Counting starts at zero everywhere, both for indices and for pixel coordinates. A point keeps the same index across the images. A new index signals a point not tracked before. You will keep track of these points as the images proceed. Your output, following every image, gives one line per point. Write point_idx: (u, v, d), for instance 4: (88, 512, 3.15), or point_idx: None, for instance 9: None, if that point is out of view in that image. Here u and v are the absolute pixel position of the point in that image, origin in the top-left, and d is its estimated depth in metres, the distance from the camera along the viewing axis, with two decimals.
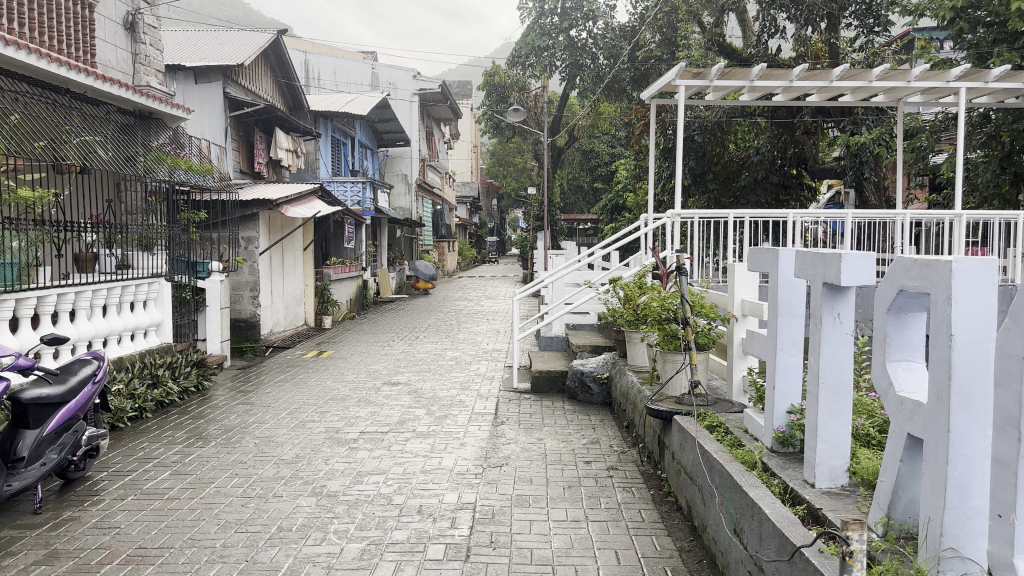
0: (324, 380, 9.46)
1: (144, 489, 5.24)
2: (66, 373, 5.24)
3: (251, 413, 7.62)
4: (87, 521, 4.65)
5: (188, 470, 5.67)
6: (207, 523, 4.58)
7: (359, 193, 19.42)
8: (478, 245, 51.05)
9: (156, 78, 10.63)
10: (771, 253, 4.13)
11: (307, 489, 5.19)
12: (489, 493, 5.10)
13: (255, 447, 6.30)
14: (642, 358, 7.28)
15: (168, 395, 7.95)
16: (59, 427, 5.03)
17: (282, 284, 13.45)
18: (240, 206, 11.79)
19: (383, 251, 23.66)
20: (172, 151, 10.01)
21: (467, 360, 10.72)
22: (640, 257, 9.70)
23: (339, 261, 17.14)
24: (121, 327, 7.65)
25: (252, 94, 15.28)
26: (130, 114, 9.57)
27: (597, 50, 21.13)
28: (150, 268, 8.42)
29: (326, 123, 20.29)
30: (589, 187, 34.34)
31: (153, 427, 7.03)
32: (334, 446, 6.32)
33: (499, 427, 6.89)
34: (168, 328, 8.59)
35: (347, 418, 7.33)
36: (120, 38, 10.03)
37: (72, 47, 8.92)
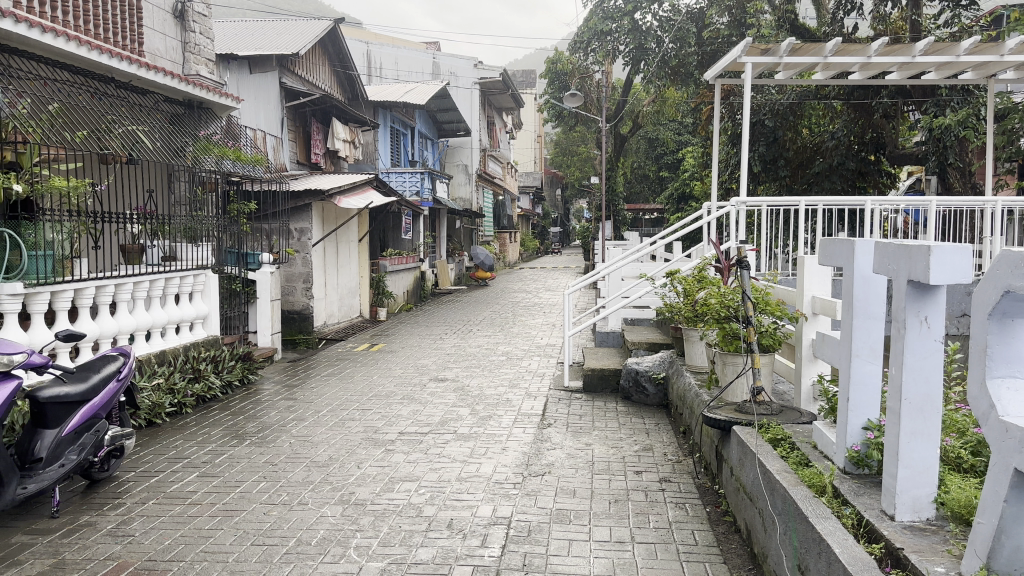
0: (371, 374, 9.21)
1: (168, 492, 5.01)
2: (88, 371, 5.03)
3: (293, 410, 7.39)
4: (102, 528, 4.42)
5: (216, 472, 5.43)
6: (225, 533, 4.30)
7: (417, 184, 19.26)
8: (541, 236, 50.75)
9: (206, 67, 10.48)
10: (845, 245, 3.58)
11: (335, 496, 4.88)
12: (526, 506, 4.68)
13: (290, 448, 6.03)
14: (701, 358, 6.75)
15: (210, 389, 7.76)
16: (80, 426, 4.81)
17: (336, 275, 13.32)
18: (291, 196, 11.70)
19: (442, 242, 23.46)
20: (223, 141, 9.82)
21: (519, 355, 10.33)
22: (702, 248, 9.10)
23: (394, 253, 17.01)
24: (165, 319, 7.52)
25: (309, 85, 15.16)
26: (179, 104, 9.41)
27: (662, 33, 20.26)
28: (197, 260, 8.26)
29: (385, 114, 20.16)
30: (655, 177, 33.55)
31: (192, 423, 6.85)
32: (371, 447, 6.01)
33: (545, 430, 6.47)
34: (214, 320, 8.48)
35: (388, 417, 7.02)
36: (170, 26, 9.89)
37: (115, 34, 8.73)
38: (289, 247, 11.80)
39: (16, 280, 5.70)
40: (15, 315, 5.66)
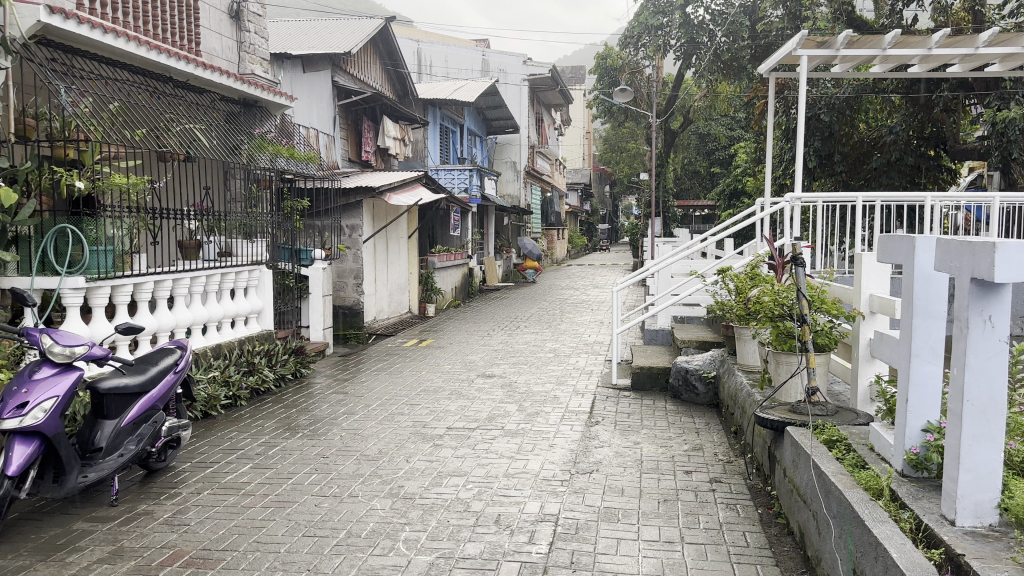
0: (419, 370, 9.27)
1: (223, 482, 5.13)
2: (147, 363, 5.18)
3: (343, 403, 7.49)
4: (159, 517, 4.54)
5: (269, 464, 5.53)
6: (277, 524, 4.38)
7: (466, 180, 19.32)
8: (589, 233, 50.53)
9: (261, 66, 10.68)
10: (903, 241, 3.47)
11: (384, 489, 4.92)
12: (574, 504, 4.66)
13: (341, 441, 6.11)
14: (753, 357, 6.63)
15: (264, 382, 7.91)
16: (138, 417, 4.96)
17: (385, 271, 13.46)
18: (342, 194, 11.84)
19: (490, 239, 23.53)
20: (277, 139, 10.00)
21: (567, 352, 10.29)
22: (754, 246, 8.95)
23: (442, 250, 17.13)
24: (221, 314, 7.69)
25: (360, 83, 15.33)
26: (235, 103, 9.59)
27: (714, 27, 19.96)
28: (251, 256, 8.45)
29: (434, 111, 20.28)
30: (706, 173, 33.08)
31: (246, 416, 7.00)
32: (419, 441, 6.06)
33: (593, 428, 6.43)
34: (269, 315, 8.64)
35: (436, 412, 7.06)
36: (226, 26, 10.09)
37: (173, 35, 8.94)
38: (340, 244, 11.97)
39: (78, 274, 5.88)
40: (77, 309, 5.85)
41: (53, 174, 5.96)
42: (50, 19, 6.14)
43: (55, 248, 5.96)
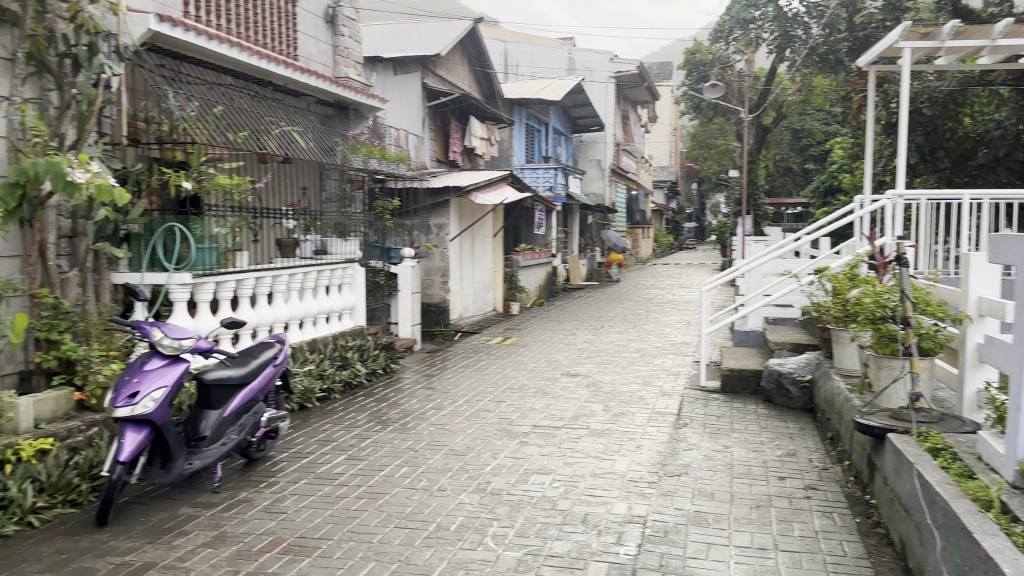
0: (505, 367, 9.34)
1: (318, 473, 5.30)
2: (248, 356, 5.43)
3: (431, 399, 7.62)
4: (258, 504, 4.73)
5: (362, 456, 5.69)
6: (369, 515, 4.49)
7: (551, 179, 19.32)
8: (675, 232, 49.77)
9: (355, 69, 10.98)
10: (1017, 240, 3.27)
11: (472, 484, 4.99)
12: (662, 506, 4.60)
13: (429, 436, 6.22)
14: (852, 361, 6.41)
15: (355, 376, 8.13)
16: (240, 408, 5.17)
17: (471, 269, 13.61)
18: (430, 193, 12.03)
19: (574, 238, 23.50)
20: (369, 141, 10.25)
21: (654, 353, 10.17)
22: (852, 245, 8.62)
23: (527, 248, 17.22)
24: (316, 310, 7.94)
25: (449, 84, 15.55)
26: (330, 105, 9.87)
27: (809, 19, 19.36)
28: (345, 254, 8.81)
29: (520, 111, 20.38)
30: (799, 170, 32.09)
31: (339, 409, 7.21)
32: (506, 438, 6.10)
33: (681, 430, 6.34)
34: (361, 311, 8.87)
35: (522, 410, 7.10)
36: (322, 31, 10.40)
37: (274, 40, 9.28)
38: (428, 242, 12.18)
39: (185, 270, 6.22)
40: (183, 303, 6.22)
41: (161, 175, 6.25)
42: (159, 27, 6.42)
43: (164, 246, 6.25)
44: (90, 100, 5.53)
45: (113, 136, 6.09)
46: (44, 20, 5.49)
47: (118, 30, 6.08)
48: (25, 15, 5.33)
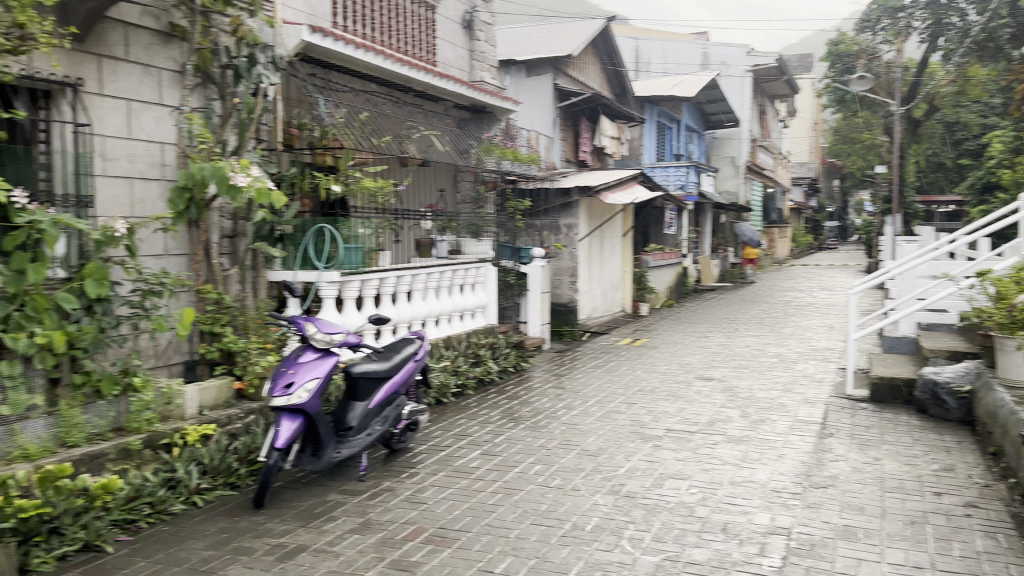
0: (636, 369, 9.23)
1: (455, 466, 5.44)
2: (392, 351, 5.66)
3: (562, 398, 7.64)
4: (400, 493, 4.92)
5: (496, 451, 5.78)
6: (507, 510, 4.56)
7: (683, 177, 18.94)
8: (813, 232, 47.55)
9: (490, 73, 11.18)
10: None
11: (606, 486, 4.96)
12: (807, 519, 4.41)
13: (562, 435, 6.24)
14: (1020, 372, 5.82)
15: (488, 373, 8.28)
16: (383, 400, 5.40)
17: (601, 269, 13.55)
18: (561, 193, 12.07)
19: (705, 238, 22.93)
20: (503, 142, 10.41)
21: (793, 358, 9.76)
22: (1019, 246, 7.93)
23: (658, 248, 16.96)
24: (451, 307, 8.15)
25: (580, 84, 15.55)
26: (466, 109, 10.09)
27: (967, 5, 18.23)
28: (478, 254, 9.03)
29: (651, 109, 20.10)
30: (953, 166, 29.88)
31: (472, 404, 7.37)
32: (640, 441, 6.03)
33: (825, 440, 6.05)
34: (492, 310, 9.04)
35: (655, 413, 7.00)
36: (459, 36, 10.65)
37: (414, 47, 9.58)
38: (558, 242, 12.24)
39: (334, 269, 6.52)
40: (332, 300, 6.51)
41: (313, 179, 6.59)
42: (311, 38, 6.63)
43: (314, 246, 6.60)
44: (250, 107, 5.95)
45: (270, 142, 6.51)
46: (210, 35, 5.91)
47: (275, 41, 6.54)
48: (194, 30, 5.69)
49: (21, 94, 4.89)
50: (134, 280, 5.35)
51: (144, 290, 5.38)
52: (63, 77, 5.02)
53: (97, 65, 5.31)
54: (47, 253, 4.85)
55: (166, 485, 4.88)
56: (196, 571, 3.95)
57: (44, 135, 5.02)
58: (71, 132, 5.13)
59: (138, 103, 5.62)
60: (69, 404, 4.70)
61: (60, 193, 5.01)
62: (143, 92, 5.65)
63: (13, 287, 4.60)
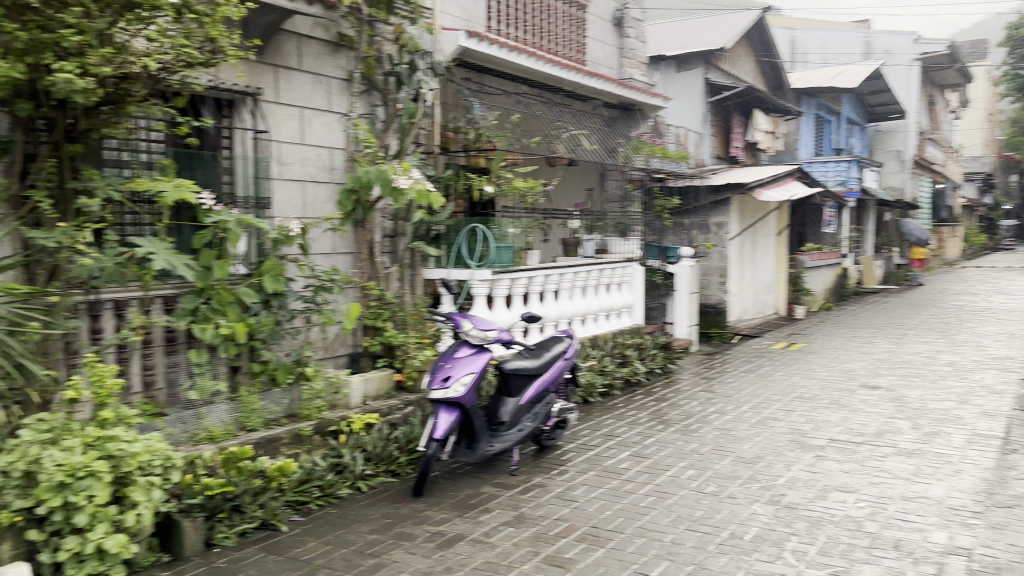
0: (792, 374, 8.82)
1: (605, 466, 5.42)
2: (542, 349, 5.74)
3: (713, 402, 7.43)
4: (551, 490, 4.97)
5: (646, 453, 5.70)
6: (660, 513, 4.49)
7: (843, 173, 17.92)
8: (991, 231, 43.61)
9: (639, 70, 11.05)
10: None
11: (764, 494, 4.77)
12: (993, 541, 4.04)
13: (714, 440, 6.06)
14: None
15: (635, 374, 8.18)
16: (534, 398, 5.47)
17: (753, 269, 13.06)
18: (712, 190, 11.74)
19: (867, 237, 21.59)
20: (652, 140, 10.27)
21: (969, 367, 8.98)
22: None
23: (814, 248, 16.14)
24: (597, 307, 8.13)
25: (733, 79, 15.05)
26: (615, 107, 10.00)
27: None
28: (625, 253, 8.85)
29: (808, 102, 19.16)
30: None
31: (620, 405, 7.31)
32: (799, 450, 5.75)
33: (1011, 457, 5.52)
34: (639, 310, 8.94)
35: (815, 421, 6.64)
36: (610, 34, 10.58)
37: (564, 46, 9.62)
38: (708, 241, 11.92)
39: (486, 267, 6.65)
40: (483, 297, 6.70)
41: (467, 181, 6.76)
42: (468, 43, 6.80)
43: (468, 246, 6.76)
44: (410, 112, 6.27)
45: (427, 145, 6.68)
46: (375, 43, 6.25)
47: (433, 47, 6.75)
48: (360, 40, 6.08)
49: (209, 103, 5.36)
50: (306, 277, 5.77)
51: (315, 286, 5.76)
52: (245, 88, 5.42)
53: (274, 75, 5.70)
54: (230, 250, 5.35)
55: (334, 470, 5.17)
56: (363, 554, 4.23)
57: (228, 142, 5.52)
58: (251, 138, 5.58)
59: (310, 110, 5.99)
60: (249, 390, 5.23)
61: (241, 196, 5.49)
62: (314, 100, 6.01)
63: (202, 282, 5.09)
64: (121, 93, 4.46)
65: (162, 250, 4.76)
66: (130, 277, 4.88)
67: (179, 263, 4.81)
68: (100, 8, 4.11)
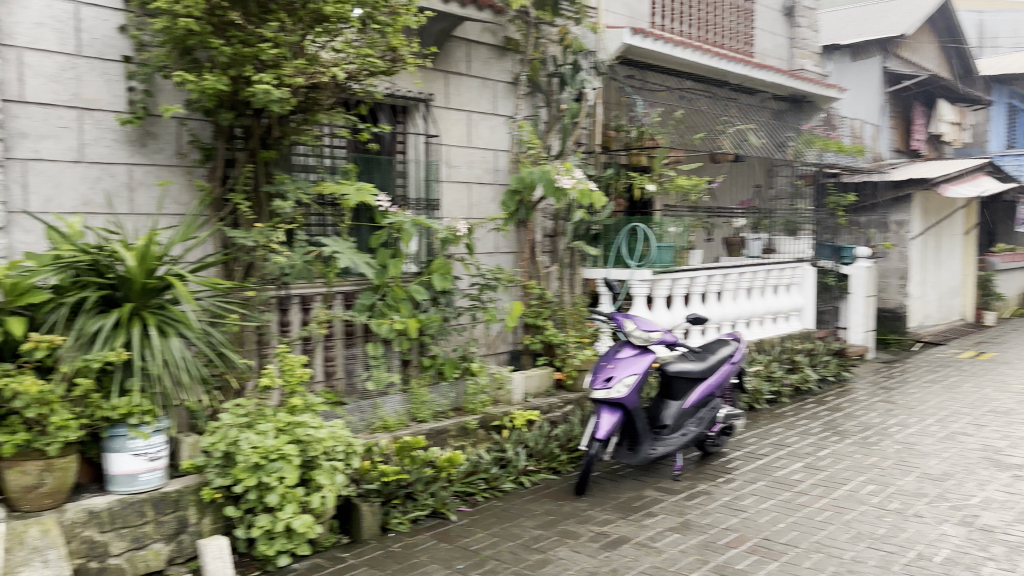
0: (984, 386, 8.06)
1: (775, 476, 5.19)
2: (707, 352, 5.58)
3: (893, 414, 6.92)
4: (718, 498, 4.84)
5: (820, 466, 5.40)
6: (838, 529, 4.25)
7: None
8: None
9: (811, 60, 10.51)
10: None
11: (956, 515, 4.39)
12: None
13: (896, 454, 5.65)
14: None
15: (805, 381, 7.78)
16: (698, 402, 5.33)
17: (936, 272, 12.07)
18: (893, 186, 10.98)
19: None
20: (824, 133, 9.74)
21: None
22: None
23: (1008, 249, 14.69)
24: (764, 309, 7.80)
25: (914, 66, 13.99)
26: (785, 99, 9.54)
27: None
28: (795, 253, 8.50)
29: (1001, 89, 17.47)
30: None
31: (789, 413, 6.98)
32: (995, 469, 5.24)
33: None
34: (809, 314, 8.49)
35: (1014, 438, 6.03)
36: (780, 24, 10.12)
37: (730, 39, 9.30)
38: (886, 241, 11.16)
39: (646, 267, 6.51)
40: (643, 298, 6.53)
41: (628, 179, 6.69)
42: (632, 40, 6.72)
43: (628, 245, 6.67)
44: (574, 113, 6.30)
45: (589, 145, 6.68)
46: (541, 45, 6.28)
47: (597, 46, 6.73)
48: (528, 43, 6.17)
49: (385, 110, 5.69)
50: (473, 275, 5.94)
51: (481, 285, 5.91)
52: (419, 94, 5.68)
53: (445, 80, 5.89)
54: (403, 250, 5.64)
55: (498, 464, 5.29)
56: (528, 549, 4.29)
57: (402, 146, 5.81)
58: (424, 142, 5.84)
59: (477, 114, 6.15)
60: (419, 383, 5.44)
61: (413, 197, 5.74)
62: (482, 103, 6.16)
63: (378, 279, 5.38)
64: (310, 100, 4.85)
65: (346, 249, 5.08)
66: (315, 275, 5.23)
67: (361, 262, 5.13)
68: (293, 22, 4.50)
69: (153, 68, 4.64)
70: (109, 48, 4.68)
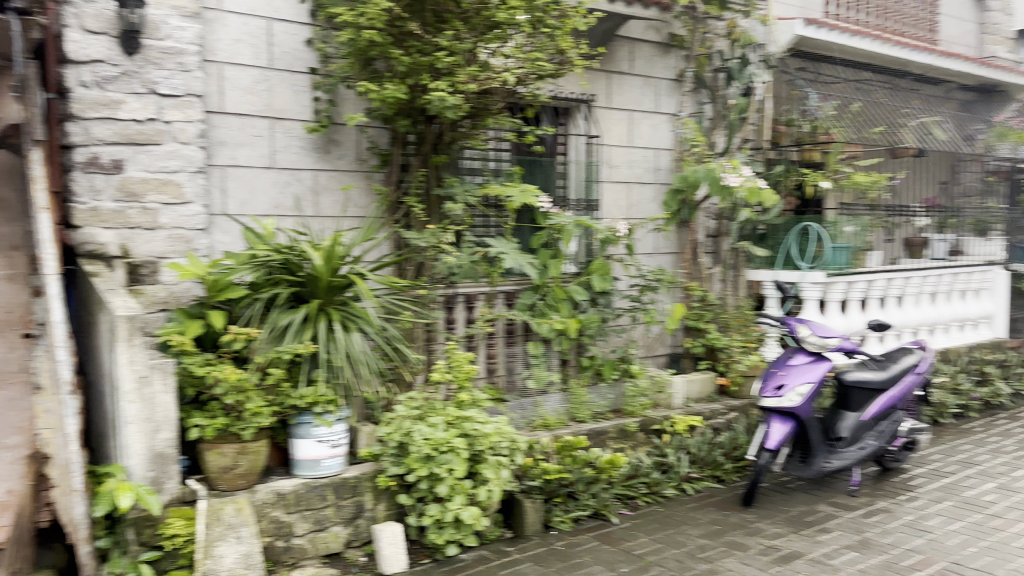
0: None
1: (964, 496, 4.80)
2: (889, 360, 5.24)
3: None
4: (900, 517, 4.54)
5: (1017, 487, 4.94)
6: None
7: None
8: None
9: (1004, 45, 9.66)
10: None
11: None
12: None
13: None
14: None
15: (996, 396, 7.15)
16: (879, 414, 5.02)
17: None
18: None
19: None
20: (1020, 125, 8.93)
21: None
22: None
23: None
24: (950, 316, 7.25)
25: None
26: (973, 89, 8.84)
27: None
28: (987, 255, 7.88)
29: None
30: None
31: (978, 429, 6.44)
32: None
33: None
34: (1001, 322, 7.84)
35: None
36: (968, 9, 9.37)
37: (912, 26, 8.71)
38: None
39: (819, 269, 6.16)
40: (815, 301, 6.16)
41: (799, 176, 6.40)
42: (805, 31, 6.39)
43: (798, 246, 6.34)
44: (742, 108, 6.11)
45: (757, 140, 6.55)
46: (707, 41, 6.14)
47: (767, 39, 6.44)
48: (694, 39, 6.06)
49: (548, 112, 5.74)
50: (635, 276, 5.84)
51: (642, 286, 5.79)
52: (582, 95, 5.67)
53: (607, 80, 5.86)
54: (562, 250, 5.60)
55: (660, 469, 5.19)
56: (694, 557, 4.19)
57: (563, 148, 5.81)
58: (585, 143, 5.83)
59: (639, 113, 6.08)
60: (578, 382, 5.43)
61: (574, 198, 5.75)
62: (644, 102, 6.09)
63: (540, 279, 5.42)
64: (481, 105, 4.99)
65: (511, 250, 5.17)
66: (481, 274, 5.35)
67: (525, 262, 5.21)
68: (467, 30, 4.68)
69: (337, 79, 4.93)
70: (298, 61, 5.00)
